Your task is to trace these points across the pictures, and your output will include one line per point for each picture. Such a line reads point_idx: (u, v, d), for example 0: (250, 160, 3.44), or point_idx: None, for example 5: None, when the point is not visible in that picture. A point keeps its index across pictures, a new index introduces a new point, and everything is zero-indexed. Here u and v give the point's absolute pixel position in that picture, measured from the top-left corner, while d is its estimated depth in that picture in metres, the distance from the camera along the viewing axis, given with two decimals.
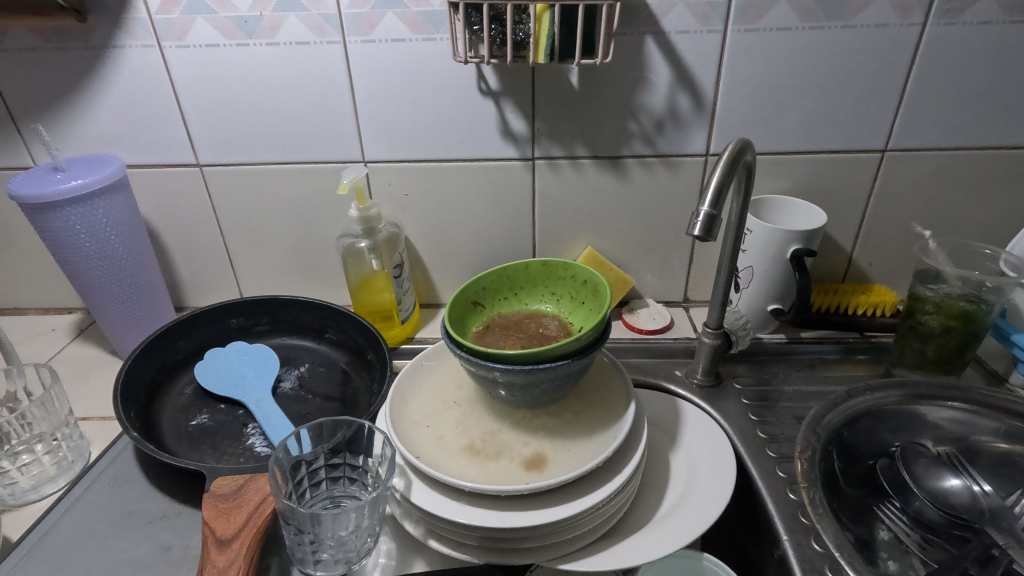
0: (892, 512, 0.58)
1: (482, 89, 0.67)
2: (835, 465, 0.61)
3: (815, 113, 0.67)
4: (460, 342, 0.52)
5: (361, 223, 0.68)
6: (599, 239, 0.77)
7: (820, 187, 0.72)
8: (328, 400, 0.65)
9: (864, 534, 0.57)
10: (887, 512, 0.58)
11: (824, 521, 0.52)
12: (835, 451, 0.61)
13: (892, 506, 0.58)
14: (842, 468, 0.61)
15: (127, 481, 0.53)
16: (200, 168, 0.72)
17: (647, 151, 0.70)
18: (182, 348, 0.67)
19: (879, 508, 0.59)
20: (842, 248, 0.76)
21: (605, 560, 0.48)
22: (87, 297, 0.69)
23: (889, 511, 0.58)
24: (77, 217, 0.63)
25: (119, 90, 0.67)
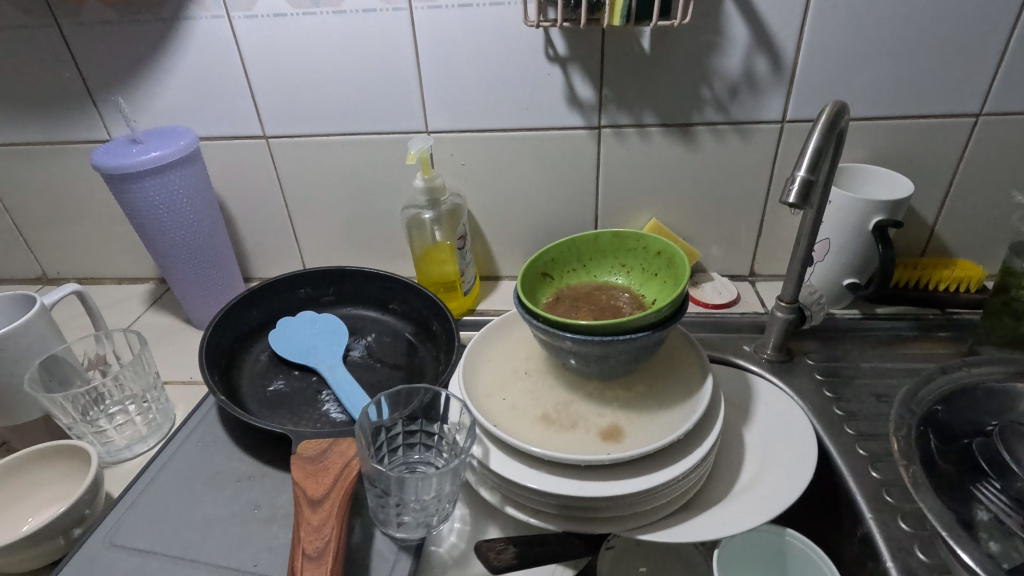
0: (991, 492, 0.56)
1: (550, 55, 0.65)
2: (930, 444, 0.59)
3: (905, 76, 0.63)
4: (535, 313, 0.52)
5: (426, 194, 0.68)
6: (664, 210, 0.75)
7: (904, 155, 0.68)
8: (397, 370, 0.66)
9: (963, 514, 0.55)
10: (985, 492, 0.56)
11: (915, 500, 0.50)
12: (931, 430, 0.59)
13: (992, 487, 0.56)
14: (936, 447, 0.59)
15: (214, 442, 0.55)
16: (267, 140, 0.73)
17: (720, 118, 0.68)
18: (254, 317, 0.68)
19: (977, 488, 0.57)
20: (924, 221, 0.72)
21: (683, 533, 0.48)
22: (163, 267, 0.72)
23: (987, 491, 0.56)
24: (155, 187, 0.65)
25: (189, 62, 0.68)
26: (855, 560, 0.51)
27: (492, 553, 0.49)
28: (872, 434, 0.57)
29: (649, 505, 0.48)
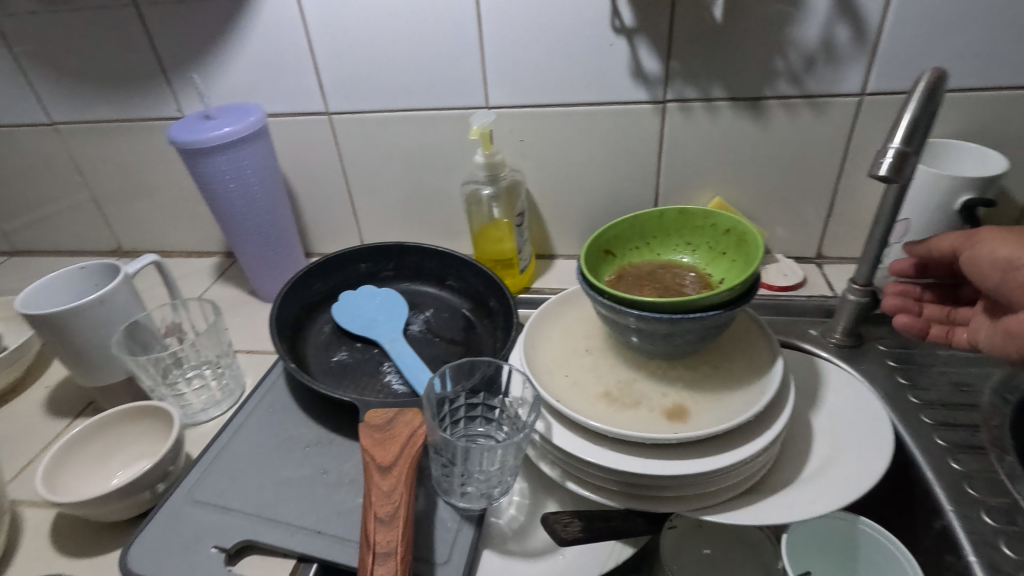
0: None
1: (615, 27, 0.63)
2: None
3: (1004, 43, 0.59)
4: (601, 289, 0.51)
5: (486, 169, 0.68)
6: (728, 189, 0.73)
7: (997, 131, 0.63)
8: (455, 345, 0.66)
9: None
10: None
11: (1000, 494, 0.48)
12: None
13: None
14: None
15: (283, 408, 0.57)
16: (329, 116, 0.74)
17: (793, 92, 0.65)
18: (318, 290, 0.70)
19: None
20: (1015, 201, 0.67)
21: (750, 515, 0.47)
22: (232, 240, 0.74)
23: None
24: (226, 162, 0.67)
25: (257, 39, 0.70)
26: (931, 554, 0.50)
27: (560, 524, 0.48)
28: (951, 424, 0.55)
29: (715, 486, 0.47)
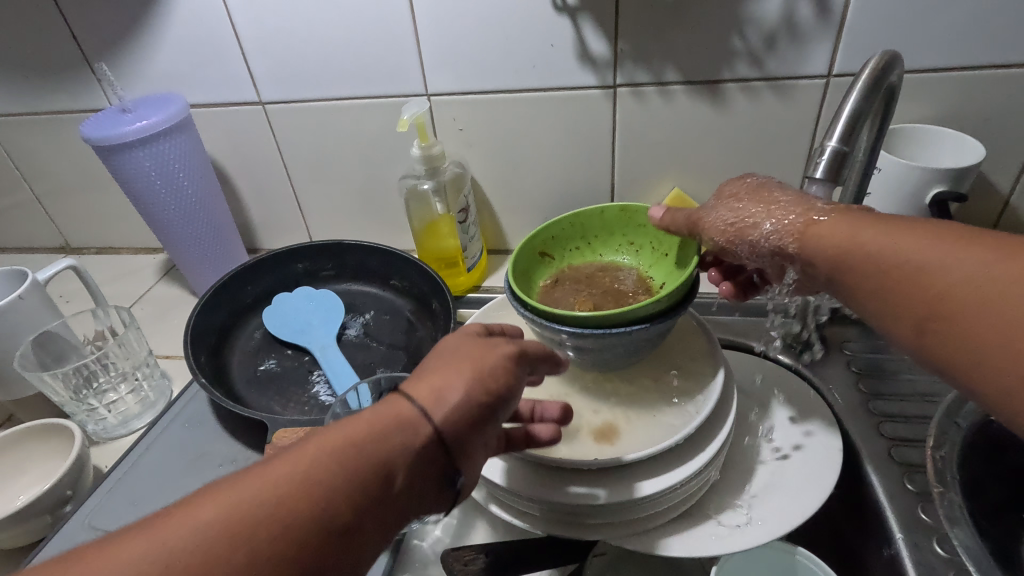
0: None
1: (557, 5, 0.58)
2: (980, 460, 0.51)
3: (982, 21, 0.53)
4: (522, 301, 0.47)
5: (423, 163, 0.63)
6: (688, 179, 0.68)
7: (977, 116, 0.58)
8: (392, 350, 0.63)
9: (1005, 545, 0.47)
10: None
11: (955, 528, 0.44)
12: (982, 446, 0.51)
13: None
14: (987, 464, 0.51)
15: (201, 423, 0.54)
16: (263, 106, 0.70)
17: (753, 74, 0.59)
18: (251, 293, 0.67)
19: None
20: (999, 191, 0.62)
21: (680, 546, 0.43)
22: (164, 240, 0.71)
23: None
24: (146, 158, 0.63)
25: (177, 24, 0.65)
26: None
27: (460, 563, 0.44)
28: (911, 440, 0.51)
29: (654, 508, 0.44)
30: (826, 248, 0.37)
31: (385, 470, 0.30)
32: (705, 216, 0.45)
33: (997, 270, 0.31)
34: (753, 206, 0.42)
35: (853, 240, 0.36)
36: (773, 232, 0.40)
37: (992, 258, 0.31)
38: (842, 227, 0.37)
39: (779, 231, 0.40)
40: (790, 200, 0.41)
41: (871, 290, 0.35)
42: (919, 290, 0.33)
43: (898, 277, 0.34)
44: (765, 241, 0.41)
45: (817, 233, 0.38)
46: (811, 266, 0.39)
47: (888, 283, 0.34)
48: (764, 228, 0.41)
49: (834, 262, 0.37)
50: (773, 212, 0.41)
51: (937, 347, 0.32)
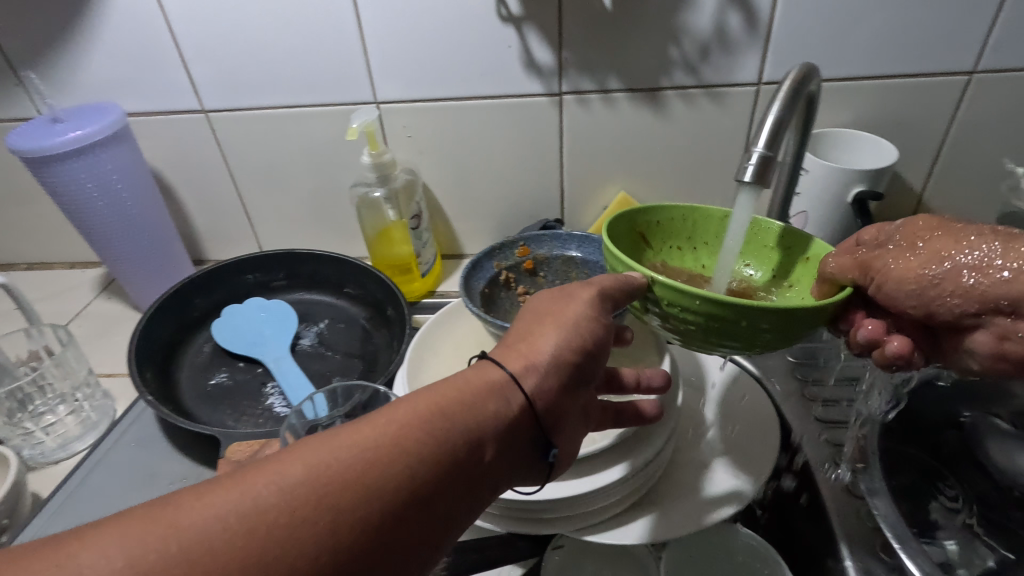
0: (950, 489, 0.53)
1: (502, 15, 0.59)
2: (898, 436, 0.55)
3: (891, 36, 0.58)
4: (650, 277, 0.39)
5: (374, 170, 0.64)
6: (633, 182, 0.70)
7: (892, 121, 0.63)
8: (347, 358, 0.62)
9: (922, 512, 0.51)
10: (945, 488, 0.53)
11: (876, 498, 0.47)
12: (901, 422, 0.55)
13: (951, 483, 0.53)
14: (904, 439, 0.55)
15: (148, 442, 0.53)
16: (206, 114, 0.68)
17: (690, 82, 0.62)
18: (200, 306, 0.65)
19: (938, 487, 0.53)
20: (912, 188, 0.67)
21: (631, 534, 0.45)
22: (103, 255, 0.68)
23: (947, 488, 0.53)
24: (81, 169, 0.60)
25: (111, 30, 0.63)
26: (816, 555, 0.50)
27: None
28: (841, 422, 0.54)
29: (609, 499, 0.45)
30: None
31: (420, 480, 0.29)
32: (875, 251, 0.39)
33: None
34: (953, 242, 0.35)
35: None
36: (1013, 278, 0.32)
37: None
38: None
39: (977, 271, 0.34)
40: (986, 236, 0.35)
41: None
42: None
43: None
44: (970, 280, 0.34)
45: None
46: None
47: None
48: (971, 264, 0.34)
49: None
50: (993, 245, 0.34)
51: None
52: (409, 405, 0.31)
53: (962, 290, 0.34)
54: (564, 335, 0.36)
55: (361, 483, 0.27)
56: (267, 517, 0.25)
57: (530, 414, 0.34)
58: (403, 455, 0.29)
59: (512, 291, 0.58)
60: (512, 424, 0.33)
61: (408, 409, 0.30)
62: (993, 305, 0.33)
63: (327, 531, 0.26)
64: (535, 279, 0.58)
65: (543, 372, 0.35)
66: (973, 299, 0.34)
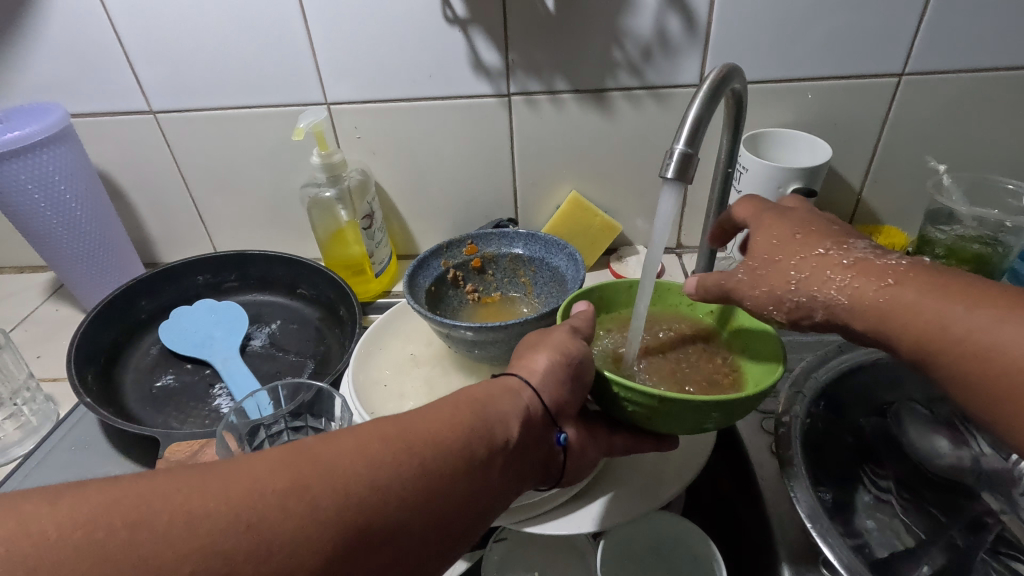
0: (876, 472, 0.54)
1: (448, 17, 0.60)
2: (826, 422, 0.55)
3: (824, 39, 0.60)
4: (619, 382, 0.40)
5: (324, 171, 0.64)
6: (584, 182, 0.72)
7: (828, 121, 0.65)
8: (298, 359, 0.62)
9: (846, 497, 0.51)
10: (870, 472, 0.54)
11: (797, 486, 0.47)
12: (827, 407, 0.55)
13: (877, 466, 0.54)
14: (832, 424, 0.55)
15: (88, 445, 0.53)
16: (154, 115, 0.68)
17: (635, 84, 0.64)
18: (147, 308, 0.65)
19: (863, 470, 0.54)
20: (851, 186, 0.70)
21: (571, 523, 0.46)
22: (49, 258, 0.67)
23: (872, 471, 0.54)
24: (21, 170, 0.59)
25: (52, 30, 0.62)
26: (751, 542, 0.51)
27: None
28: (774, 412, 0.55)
29: (525, 498, 0.46)
30: (906, 291, 0.37)
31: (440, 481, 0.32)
32: (769, 265, 0.41)
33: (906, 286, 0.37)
34: (826, 265, 0.39)
35: (931, 298, 0.36)
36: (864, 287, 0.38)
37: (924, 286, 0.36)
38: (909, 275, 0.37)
39: (852, 292, 0.38)
40: (852, 255, 0.39)
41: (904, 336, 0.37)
42: (957, 347, 0.34)
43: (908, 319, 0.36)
44: (840, 300, 0.39)
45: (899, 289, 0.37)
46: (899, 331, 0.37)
47: (962, 350, 0.34)
48: (830, 274, 0.39)
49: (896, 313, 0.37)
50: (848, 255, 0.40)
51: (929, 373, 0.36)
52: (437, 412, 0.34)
53: (837, 304, 0.39)
54: (551, 346, 0.41)
55: (360, 513, 0.29)
56: (276, 545, 0.27)
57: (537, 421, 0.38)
58: (406, 478, 0.31)
59: (459, 289, 0.60)
60: (513, 440, 0.36)
61: (437, 413, 0.34)
62: (854, 312, 0.39)
63: (336, 559, 0.28)
64: (483, 276, 0.61)
65: (545, 376, 0.40)
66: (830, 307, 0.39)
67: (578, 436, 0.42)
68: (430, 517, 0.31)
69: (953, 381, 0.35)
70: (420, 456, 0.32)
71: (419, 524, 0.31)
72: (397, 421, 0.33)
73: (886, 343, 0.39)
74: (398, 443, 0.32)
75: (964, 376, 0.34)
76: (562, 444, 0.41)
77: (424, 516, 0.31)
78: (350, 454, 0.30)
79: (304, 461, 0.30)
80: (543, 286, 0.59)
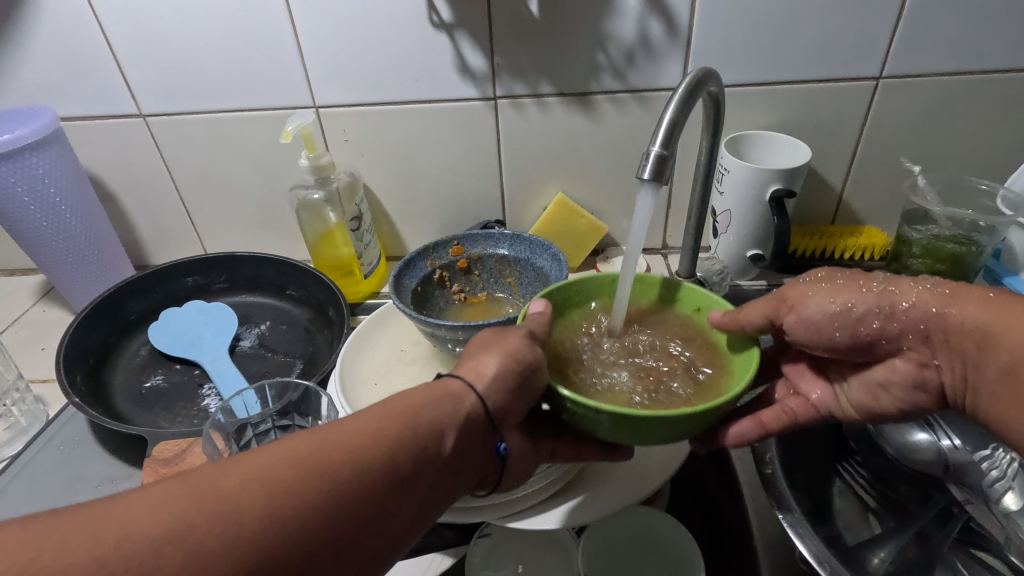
0: (851, 466, 0.55)
1: (434, 22, 0.61)
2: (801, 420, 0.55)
3: (802, 43, 0.61)
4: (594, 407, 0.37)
5: (312, 173, 0.65)
6: (570, 184, 0.73)
7: (808, 123, 0.66)
8: (286, 359, 0.63)
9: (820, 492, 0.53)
10: (845, 466, 0.55)
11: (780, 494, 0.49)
12: None
13: (852, 460, 0.55)
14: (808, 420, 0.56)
15: (78, 445, 0.53)
16: (144, 119, 0.68)
17: (618, 87, 0.65)
18: (136, 309, 0.65)
19: (839, 464, 0.56)
20: (832, 187, 0.71)
21: (555, 518, 0.47)
22: (38, 261, 0.68)
23: (848, 465, 0.55)
24: (12, 173, 0.60)
25: (43, 35, 0.62)
26: (731, 536, 0.52)
27: None
28: None
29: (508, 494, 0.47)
30: (954, 304, 0.39)
31: (351, 505, 0.30)
32: (793, 284, 0.45)
33: (966, 306, 0.39)
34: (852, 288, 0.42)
35: (979, 309, 0.38)
36: (919, 308, 0.40)
37: (987, 307, 0.38)
38: (961, 296, 0.39)
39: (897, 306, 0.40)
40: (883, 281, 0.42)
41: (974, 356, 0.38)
42: (1001, 357, 0.37)
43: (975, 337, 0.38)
44: (883, 318, 0.41)
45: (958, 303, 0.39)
46: (950, 342, 0.39)
47: (1016, 357, 0.36)
48: (889, 297, 0.41)
49: (966, 334, 0.38)
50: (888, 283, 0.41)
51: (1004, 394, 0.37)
52: (359, 423, 0.33)
53: (885, 314, 0.41)
54: (502, 349, 0.38)
55: (253, 547, 0.28)
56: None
57: (476, 424, 0.37)
58: (310, 503, 0.29)
59: (446, 289, 0.61)
60: (443, 454, 0.35)
61: (357, 425, 0.33)
62: (911, 327, 0.41)
63: None
64: (469, 277, 0.61)
65: (489, 382, 0.38)
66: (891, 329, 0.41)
67: (520, 443, 0.41)
68: (337, 550, 0.30)
69: (1008, 388, 0.37)
70: (327, 482, 0.30)
71: (323, 556, 0.29)
72: (312, 439, 0.32)
73: (933, 354, 0.41)
74: (306, 467, 0.30)
75: (1016, 387, 0.37)
76: (502, 453, 0.39)
77: (330, 548, 0.29)
78: (249, 484, 0.29)
79: (196, 489, 0.28)
80: (529, 286, 0.60)
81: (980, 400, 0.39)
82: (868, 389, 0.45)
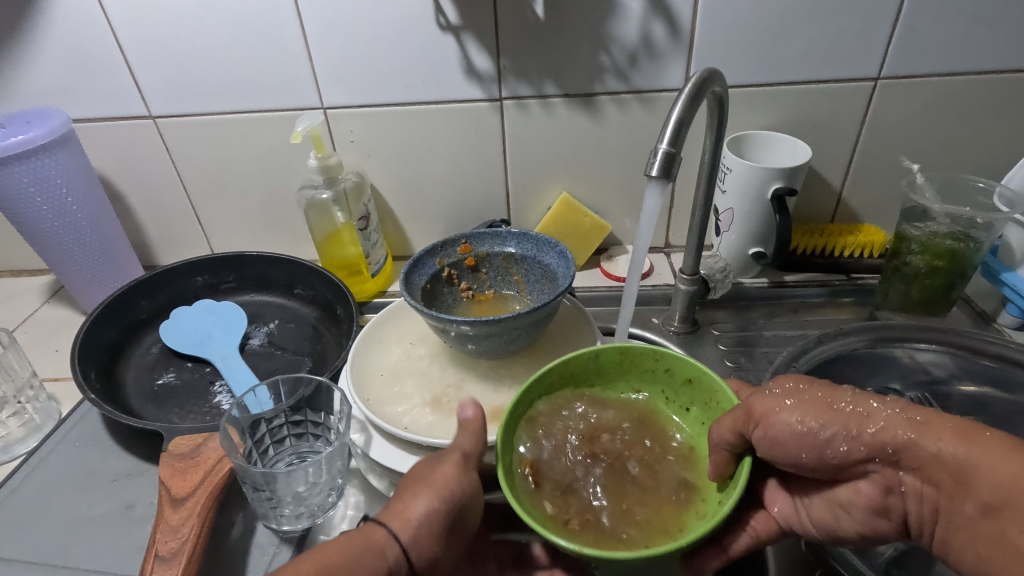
0: None
1: (441, 24, 0.62)
2: None
3: (802, 44, 0.62)
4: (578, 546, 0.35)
5: (321, 173, 0.65)
6: (574, 183, 0.74)
7: (807, 123, 0.68)
8: (296, 356, 0.64)
9: None
10: None
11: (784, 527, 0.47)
12: None
13: None
14: None
15: (92, 442, 0.54)
16: (154, 120, 0.69)
17: (622, 88, 0.66)
18: (146, 308, 0.66)
19: None
20: (831, 186, 0.72)
21: None
22: (48, 261, 0.68)
23: None
24: (25, 174, 0.61)
25: (55, 38, 0.63)
26: None
27: None
28: None
29: None
30: (932, 435, 0.34)
31: None
32: (754, 396, 0.39)
33: (936, 433, 0.33)
34: (815, 407, 0.37)
35: (957, 442, 0.33)
36: (888, 431, 0.35)
37: (964, 435, 0.33)
38: (931, 421, 0.34)
39: (864, 427, 0.35)
40: (847, 394, 0.37)
41: (952, 490, 0.33)
42: (989, 492, 0.31)
43: (953, 470, 0.33)
44: (850, 441, 0.36)
45: (931, 428, 0.34)
46: (922, 470, 0.34)
47: (997, 499, 0.31)
48: (851, 418, 0.36)
49: (940, 466, 0.33)
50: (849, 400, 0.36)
51: (993, 535, 0.32)
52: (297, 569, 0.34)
53: (852, 438, 0.36)
54: (432, 489, 0.39)
55: None
56: None
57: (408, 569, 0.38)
58: None
59: (454, 287, 0.62)
60: None
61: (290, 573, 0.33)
62: (879, 452, 0.36)
63: None
64: (476, 275, 0.62)
65: (421, 524, 0.38)
66: (861, 450, 0.36)
67: None
68: None
69: (987, 529, 0.32)
70: None
71: None
72: None
73: (900, 478, 0.36)
74: None
75: (1004, 530, 0.31)
76: None
77: None
78: None
79: None
80: (536, 284, 0.61)
81: (959, 538, 0.34)
82: (830, 507, 0.41)
